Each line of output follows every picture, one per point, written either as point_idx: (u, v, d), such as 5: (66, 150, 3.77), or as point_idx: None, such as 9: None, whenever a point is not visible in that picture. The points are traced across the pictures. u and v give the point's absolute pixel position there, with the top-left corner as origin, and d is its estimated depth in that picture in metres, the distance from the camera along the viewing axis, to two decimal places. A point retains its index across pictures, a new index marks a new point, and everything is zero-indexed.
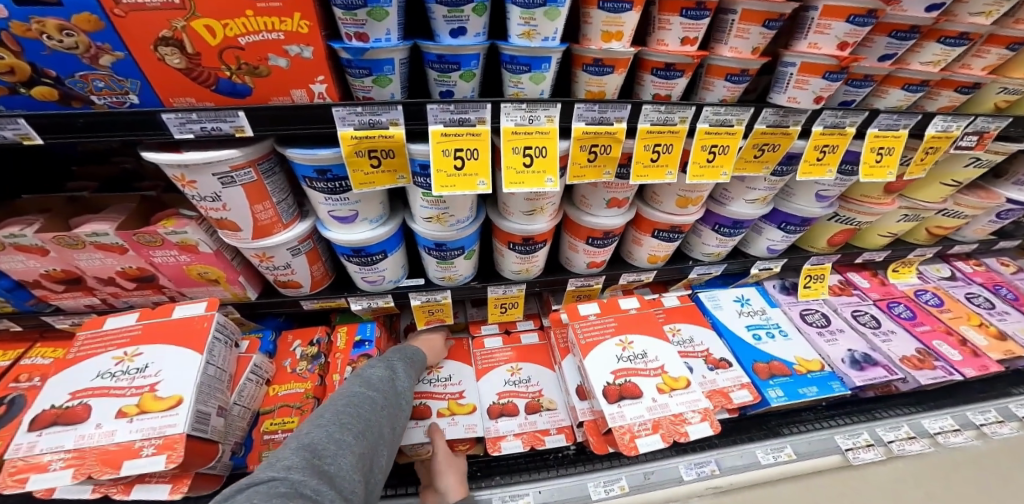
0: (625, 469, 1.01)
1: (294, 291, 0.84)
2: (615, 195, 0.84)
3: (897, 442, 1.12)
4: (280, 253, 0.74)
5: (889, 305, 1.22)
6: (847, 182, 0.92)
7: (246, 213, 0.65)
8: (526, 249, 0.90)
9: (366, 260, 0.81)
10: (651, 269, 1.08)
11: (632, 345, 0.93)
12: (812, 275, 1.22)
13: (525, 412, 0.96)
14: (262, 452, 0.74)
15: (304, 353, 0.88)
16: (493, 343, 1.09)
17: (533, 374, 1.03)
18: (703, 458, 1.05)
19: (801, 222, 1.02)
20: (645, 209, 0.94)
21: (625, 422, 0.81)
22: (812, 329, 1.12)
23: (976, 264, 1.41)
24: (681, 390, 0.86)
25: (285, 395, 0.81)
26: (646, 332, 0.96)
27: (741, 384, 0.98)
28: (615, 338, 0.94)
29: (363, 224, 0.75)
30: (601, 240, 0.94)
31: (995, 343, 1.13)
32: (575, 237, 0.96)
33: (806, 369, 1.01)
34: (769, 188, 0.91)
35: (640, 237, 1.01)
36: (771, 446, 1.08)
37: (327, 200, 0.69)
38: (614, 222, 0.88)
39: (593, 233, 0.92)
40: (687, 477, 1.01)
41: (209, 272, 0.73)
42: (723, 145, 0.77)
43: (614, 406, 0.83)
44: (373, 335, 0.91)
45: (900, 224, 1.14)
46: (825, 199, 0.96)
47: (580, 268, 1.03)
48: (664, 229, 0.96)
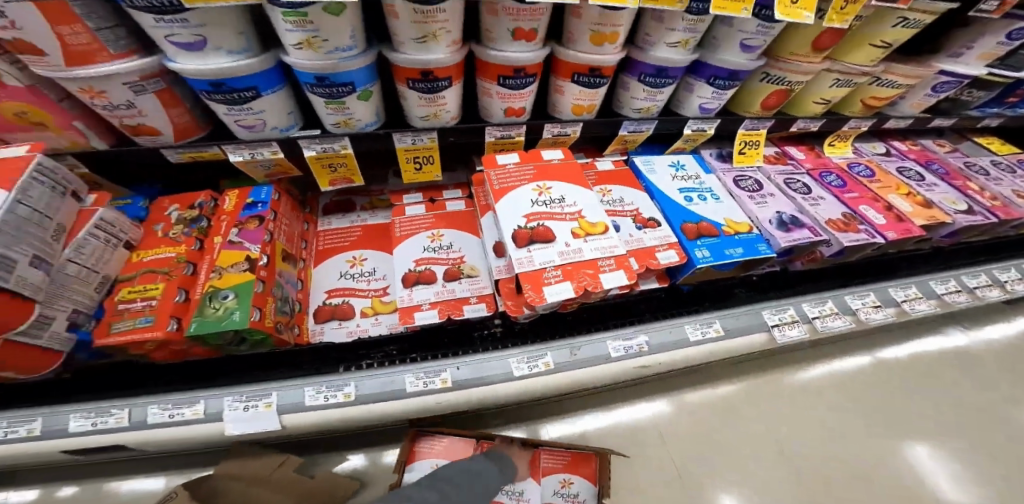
0: (550, 347, 0.98)
1: (151, 139, 0.71)
2: (521, 25, 0.73)
3: (821, 319, 1.12)
4: (114, 88, 0.60)
5: (821, 174, 1.21)
6: (770, 29, 0.84)
7: (50, 37, 0.50)
8: (429, 87, 0.80)
9: (235, 99, 0.68)
10: (577, 121, 1.01)
11: (550, 191, 0.86)
12: (747, 140, 1.18)
13: (443, 280, 0.94)
14: (112, 322, 0.69)
15: (181, 217, 0.84)
16: (415, 211, 1.07)
17: (455, 240, 1.02)
18: (632, 335, 1.02)
19: (729, 75, 0.97)
20: (561, 50, 0.85)
21: (534, 266, 0.75)
22: (744, 193, 1.08)
23: (911, 144, 1.48)
24: (595, 235, 0.81)
25: (151, 260, 0.77)
26: (566, 179, 0.89)
27: (669, 244, 0.95)
28: (532, 184, 0.87)
29: (219, 54, 0.61)
30: (514, 80, 0.85)
31: (919, 209, 1.15)
32: (487, 78, 0.86)
33: (735, 231, 0.98)
34: (691, 30, 0.82)
35: (561, 84, 0.93)
36: (699, 322, 1.06)
37: (160, 21, 0.53)
38: (526, 58, 0.79)
39: (503, 70, 0.83)
40: (615, 356, 0.98)
41: (26, 113, 0.61)
42: None
43: (521, 251, 0.77)
44: (266, 198, 0.90)
45: (832, 89, 1.12)
46: (751, 50, 0.89)
47: (498, 118, 0.95)
48: (584, 73, 0.88)
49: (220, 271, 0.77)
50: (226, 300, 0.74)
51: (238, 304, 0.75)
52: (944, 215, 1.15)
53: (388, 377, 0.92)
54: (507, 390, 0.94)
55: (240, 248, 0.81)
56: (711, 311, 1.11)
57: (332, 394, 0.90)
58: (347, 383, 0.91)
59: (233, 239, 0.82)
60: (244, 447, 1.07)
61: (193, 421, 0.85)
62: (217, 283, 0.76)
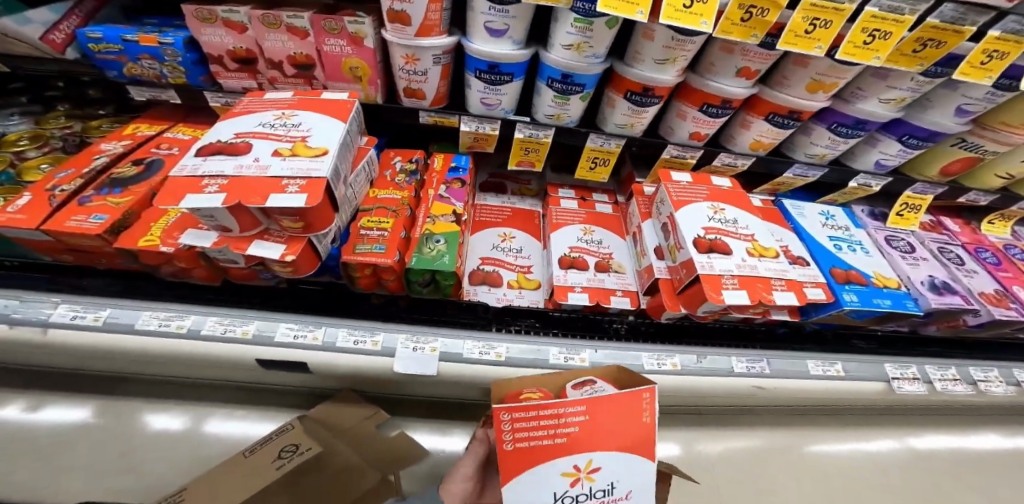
0: (677, 350, 1.03)
1: (415, 103, 0.89)
2: (749, 65, 0.82)
3: (942, 382, 1.11)
4: (425, 58, 0.80)
5: (976, 250, 1.21)
6: (998, 97, 0.85)
7: (422, 10, 0.72)
8: (641, 101, 0.89)
9: (495, 80, 0.84)
10: (750, 156, 1.07)
11: (724, 212, 0.93)
12: (909, 203, 1.19)
13: (594, 270, 1.03)
14: (357, 244, 0.82)
15: (402, 168, 1.00)
16: (568, 205, 1.18)
17: (604, 238, 1.10)
18: (753, 356, 1.06)
19: (927, 136, 0.98)
20: (768, 91, 0.91)
21: (714, 271, 0.82)
22: (896, 252, 1.13)
23: None
24: (770, 257, 0.88)
25: (383, 199, 0.92)
26: (736, 204, 0.96)
27: (817, 282, 0.98)
28: (707, 202, 0.95)
29: (508, 42, 0.79)
30: (717, 109, 0.92)
31: None
32: (689, 103, 0.94)
33: (883, 284, 1.03)
34: (914, 90, 0.85)
35: (750, 120, 0.98)
36: (822, 361, 1.08)
37: (490, 10, 0.73)
38: (737, 92, 0.87)
39: (711, 99, 0.90)
40: (737, 370, 1.03)
41: (358, 69, 0.81)
42: (886, 29, 0.67)
43: (704, 256, 0.84)
44: (466, 165, 1.02)
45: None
46: (965, 115, 0.91)
47: (680, 138, 1.03)
48: (781, 114, 0.93)
49: (434, 218, 0.89)
50: (438, 244, 0.86)
51: (446, 249, 0.86)
52: None
53: (537, 346, 0.97)
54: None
55: (448, 203, 0.93)
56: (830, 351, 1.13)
57: (484, 352, 0.94)
58: (500, 345, 0.96)
59: (443, 194, 0.95)
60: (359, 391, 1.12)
61: (372, 352, 0.89)
62: (431, 227, 0.88)
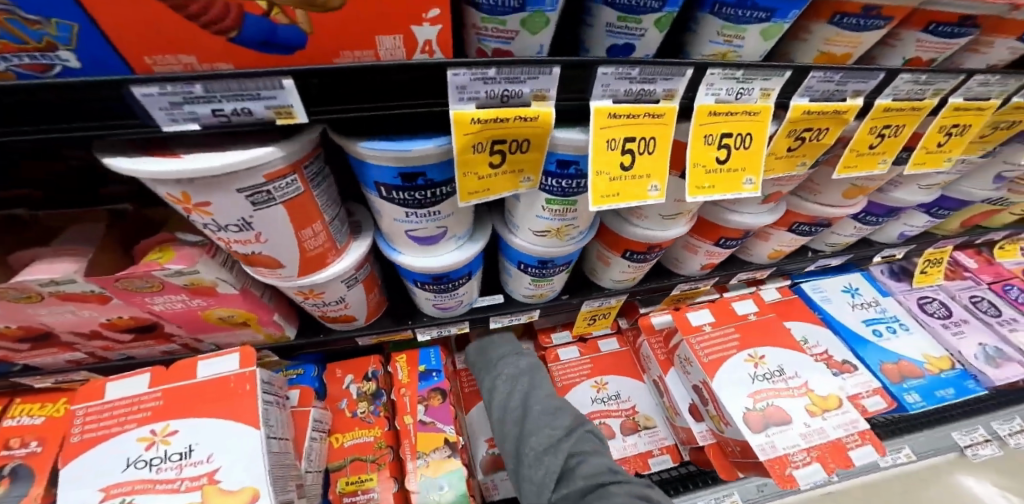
0: (734, 483, 0.88)
1: (346, 325, 0.66)
2: (781, 189, 0.60)
3: (1015, 437, 1.01)
4: (332, 287, 0.53)
5: (1004, 287, 1.05)
6: None
7: (292, 243, 0.40)
8: (642, 258, 0.68)
9: (446, 287, 0.61)
10: (769, 266, 0.87)
11: (765, 361, 0.77)
12: (932, 259, 1.04)
13: (622, 434, 0.86)
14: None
15: (360, 391, 0.77)
16: (569, 353, 0.96)
17: (621, 388, 0.92)
18: None
19: (958, 205, 0.79)
20: (795, 201, 0.68)
21: (777, 452, 0.68)
22: (935, 322, 0.97)
23: None
24: (835, 412, 0.73)
25: (352, 447, 0.70)
26: (775, 342, 0.80)
27: (873, 388, 0.83)
28: (742, 353, 0.78)
29: (451, 243, 0.51)
30: (734, 241, 0.71)
31: None
32: (703, 236, 0.71)
33: (938, 369, 0.89)
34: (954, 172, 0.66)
35: (770, 233, 0.75)
36: (890, 447, 0.96)
37: (411, 216, 0.43)
38: (764, 221, 0.65)
39: (730, 233, 0.69)
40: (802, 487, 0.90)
41: (233, 315, 0.56)
42: (965, 124, 0.50)
43: (761, 436, 0.69)
44: (439, 363, 0.78)
45: None
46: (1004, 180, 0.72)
47: (690, 269, 0.82)
48: (807, 223, 0.71)
49: (425, 459, 0.66)
50: (442, 491, 0.63)
51: (454, 496, 0.63)
52: None
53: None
54: None
55: (436, 430, 0.69)
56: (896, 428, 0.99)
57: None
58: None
59: (423, 418, 0.70)
60: None
61: None
62: (427, 471, 0.65)
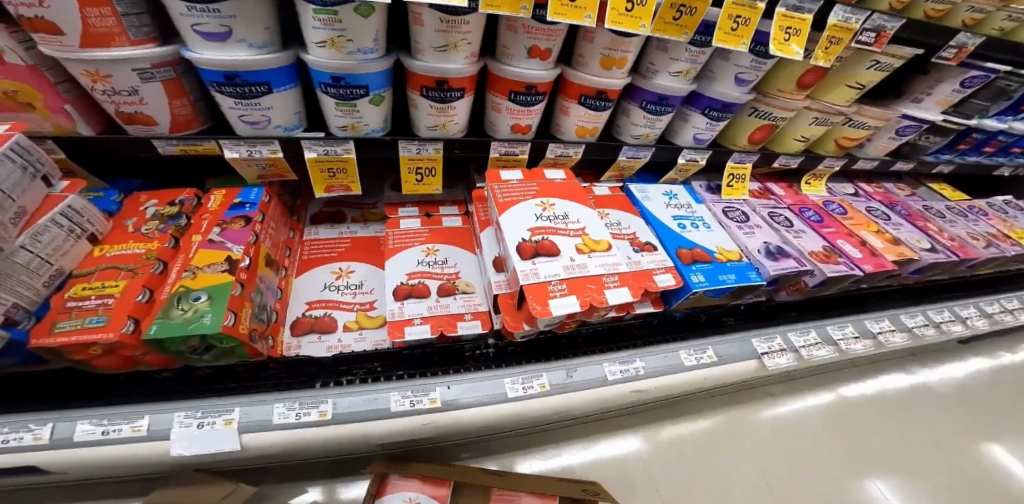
0: (546, 367, 0.90)
1: (143, 130, 0.66)
2: (537, 43, 0.74)
3: (807, 348, 1.14)
4: (121, 73, 0.57)
5: (800, 210, 1.20)
6: (763, 64, 0.88)
7: (77, 17, 0.49)
8: (441, 97, 0.77)
9: (246, 93, 0.64)
10: (581, 143, 0.99)
11: (553, 207, 0.85)
12: (734, 173, 1.18)
13: (436, 295, 0.83)
14: (57, 321, 0.56)
15: (157, 213, 0.72)
16: (410, 224, 0.98)
17: (451, 256, 0.92)
18: (626, 358, 0.98)
19: (723, 107, 0.98)
20: (571, 72, 0.85)
21: (539, 279, 0.72)
22: (733, 224, 1.10)
23: (877, 186, 1.45)
24: (600, 252, 0.80)
25: (115, 256, 0.65)
26: (569, 199, 0.89)
27: (666, 268, 0.93)
28: (536, 199, 0.86)
29: (240, 46, 0.59)
30: (525, 96, 0.83)
31: (889, 246, 1.16)
32: (497, 93, 0.84)
33: (726, 259, 0.99)
34: (693, 61, 0.85)
35: (567, 106, 0.91)
36: (694, 348, 1.05)
37: (191, 9, 0.53)
38: (538, 75, 0.78)
39: (515, 86, 0.81)
40: (611, 378, 0.92)
41: (17, 93, 0.57)
42: (691, 4, 0.74)
43: (527, 264, 0.74)
44: (257, 199, 0.78)
45: (812, 128, 1.12)
46: (744, 84, 0.92)
47: (505, 134, 0.92)
48: (591, 95, 0.87)
49: (194, 271, 0.65)
50: (197, 301, 0.62)
51: (212, 307, 0.62)
52: (911, 251, 1.16)
53: (370, 394, 0.75)
54: (501, 414, 0.81)
55: (221, 248, 0.68)
56: (702, 337, 1.10)
57: (306, 411, 0.70)
58: (325, 398, 0.72)
59: (213, 238, 0.69)
60: (187, 473, 0.79)
61: (133, 441, 0.61)
62: (188, 283, 0.63)
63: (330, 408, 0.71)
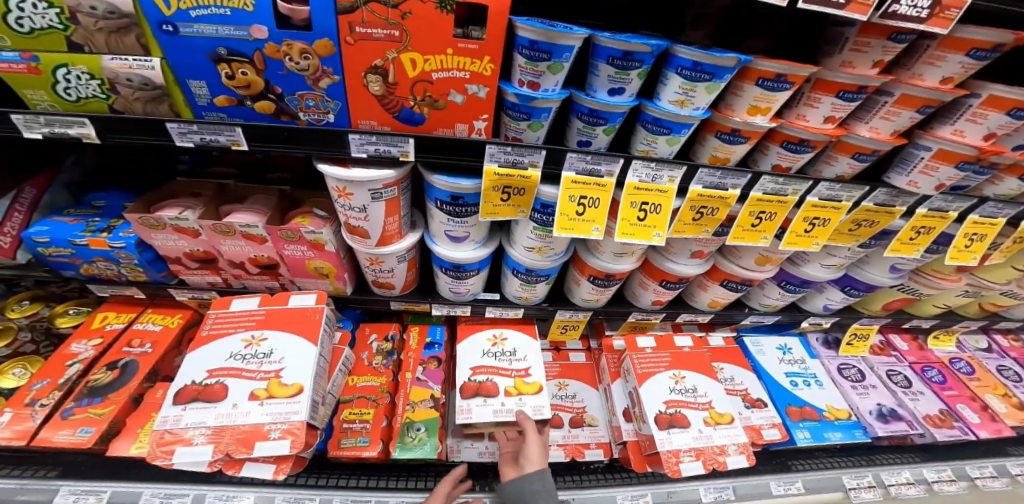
0: (650, 486, 1.06)
1: (386, 292, 0.92)
2: (702, 249, 0.84)
3: (897, 487, 1.18)
4: (390, 259, 0.80)
5: (923, 368, 1.21)
6: (927, 258, 0.91)
7: (379, 224, 0.70)
8: (604, 283, 0.91)
9: (460, 274, 0.85)
10: (710, 312, 1.09)
11: (684, 380, 0.98)
12: (856, 333, 1.20)
13: (569, 425, 1.05)
14: (341, 438, 0.85)
15: (379, 347, 1.03)
16: (543, 357, 1.18)
17: (579, 391, 1.12)
18: (722, 480, 1.10)
19: (866, 288, 1.00)
20: (723, 261, 0.93)
21: (672, 448, 0.88)
22: (846, 383, 1.14)
23: (1012, 338, 1.37)
24: (725, 425, 0.93)
25: (362, 387, 0.94)
26: (698, 369, 1.01)
27: (774, 423, 1.02)
28: (668, 371, 1.00)
29: (471, 244, 0.79)
30: (675, 284, 0.94)
31: (1014, 412, 1.12)
32: (648, 277, 0.96)
33: (835, 417, 1.05)
34: (849, 257, 0.89)
35: (707, 284, 1.00)
36: (785, 479, 1.13)
37: (450, 221, 0.73)
38: (692, 271, 0.88)
39: (668, 277, 0.92)
40: (705, 498, 1.06)
41: (323, 268, 0.82)
42: (872, 220, 0.78)
43: (663, 433, 0.90)
44: (441, 338, 1.05)
45: (958, 298, 1.10)
46: (898, 272, 0.94)
47: (644, 303, 1.05)
48: (734, 281, 0.95)
49: (413, 405, 0.90)
50: (419, 431, 0.87)
51: (428, 436, 0.87)
52: None
53: None
54: None
55: (426, 386, 0.94)
56: (795, 466, 1.18)
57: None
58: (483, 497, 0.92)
59: (420, 376, 0.96)
60: None
61: None
62: (411, 414, 0.89)
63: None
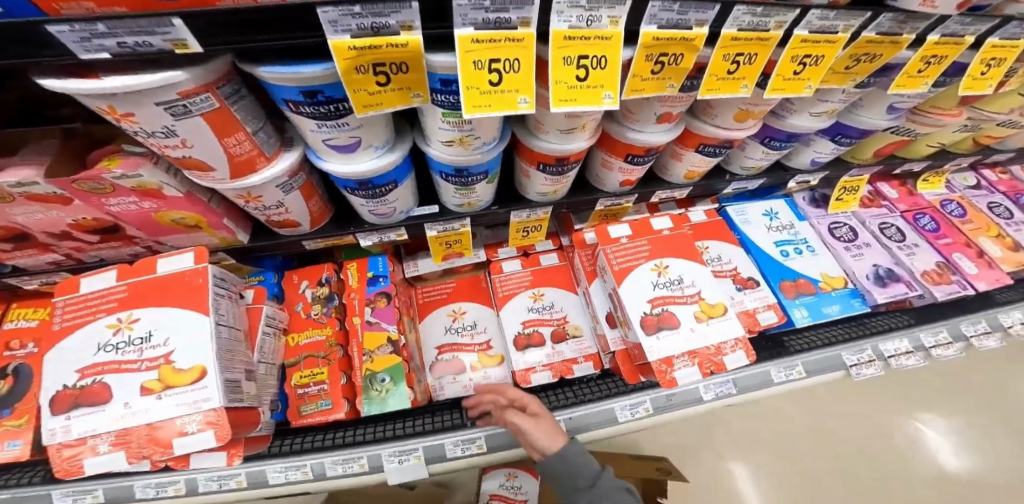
0: (648, 392, 1.00)
1: (293, 231, 0.75)
2: (670, 109, 0.68)
3: (896, 358, 1.16)
4: (269, 192, 0.62)
5: (915, 216, 1.14)
6: (932, 92, 0.77)
7: (219, 149, 0.51)
8: (558, 170, 0.75)
9: (374, 193, 0.68)
10: (687, 185, 0.95)
11: (668, 270, 0.86)
12: (847, 187, 1.10)
13: (552, 342, 0.98)
14: (300, 406, 0.75)
15: (315, 295, 0.84)
16: (512, 266, 1.05)
17: (556, 299, 1.03)
18: (721, 376, 1.05)
19: (858, 134, 0.88)
20: (696, 123, 0.78)
21: (663, 355, 0.79)
22: (839, 244, 1.07)
23: (1002, 172, 1.32)
24: (718, 319, 0.84)
25: (306, 345, 0.80)
26: (681, 253, 0.89)
27: (768, 304, 0.97)
28: (650, 262, 0.87)
29: (368, 152, 0.60)
30: (642, 157, 0.79)
31: (1009, 255, 1.09)
32: (610, 153, 0.80)
33: (831, 287, 1.00)
34: (845, 99, 0.74)
35: (681, 153, 0.85)
36: (784, 365, 1.10)
37: (320, 127, 0.53)
38: (660, 139, 0.73)
39: (635, 150, 0.76)
40: (706, 397, 1.01)
41: (185, 218, 0.64)
42: (872, 53, 0.62)
43: (652, 339, 0.80)
44: (386, 270, 0.86)
45: (954, 134, 1.02)
46: (897, 111, 0.80)
47: (613, 187, 0.88)
48: (711, 144, 0.81)
49: (370, 355, 0.78)
50: (384, 382, 0.79)
51: (395, 384, 0.79)
52: None
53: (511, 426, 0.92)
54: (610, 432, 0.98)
55: (380, 330, 0.80)
56: (795, 349, 1.14)
57: (467, 446, 0.89)
58: (478, 435, 0.90)
59: (370, 318, 0.81)
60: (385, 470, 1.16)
61: (364, 473, 0.85)
62: (370, 366, 0.78)
63: (485, 443, 0.90)
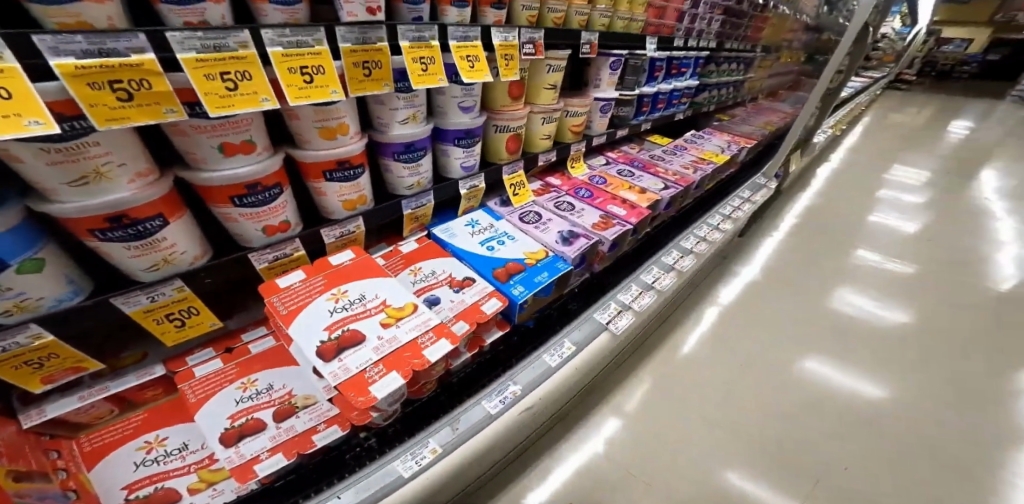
0: (430, 432, 0.83)
1: None
2: (223, 139, 0.66)
3: (636, 300, 1.24)
4: None
5: (575, 191, 1.43)
6: (471, 90, 1.02)
7: None
8: (131, 233, 0.61)
9: None
10: (355, 216, 0.96)
11: (347, 293, 0.80)
12: (513, 183, 1.31)
13: (276, 421, 0.73)
14: None
15: None
16: (209, 367, 0.81)
17: (274, 378, 0.80)
18: (499, 386, 0.93)
19: (467, 134, 1.09)
20: (296, 152, 0.81)
21: (351, 372, 0.68)
22: (529, 226, 1.22)
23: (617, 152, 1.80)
24: (407, 317, 0.79)
25: None
26: (360, 277, 0.84)
27: (488, 294, 0.96)
28: (326, 293, 0.79)
29: None
30: (250, 197, 0.74)
31: (641, 196, 1.42)
32: (217, 205, 0.73)
33: (535, 260, 1.07)
34: (411, 104, 0.93)
35: (317, 188, 0.88)
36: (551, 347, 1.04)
37: None
38: (249, 171, 0.71)
39: (233, 190, 0.72)
40: (494, 411, 0.87)
41: None
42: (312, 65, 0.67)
43: (331, 365, 0.68)
44: None
45: (546, 126, 1.31)
46: (468, 110, 1.05)
47: (260, 240, 0.81)
48: (333, 169, 0.86)
49: None
50: None
51: None
52: (654, 195, 1.44)
53: None
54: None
55: None
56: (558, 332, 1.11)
57: None
58: None
59: None
60: None
61: None
62: None
63: None
